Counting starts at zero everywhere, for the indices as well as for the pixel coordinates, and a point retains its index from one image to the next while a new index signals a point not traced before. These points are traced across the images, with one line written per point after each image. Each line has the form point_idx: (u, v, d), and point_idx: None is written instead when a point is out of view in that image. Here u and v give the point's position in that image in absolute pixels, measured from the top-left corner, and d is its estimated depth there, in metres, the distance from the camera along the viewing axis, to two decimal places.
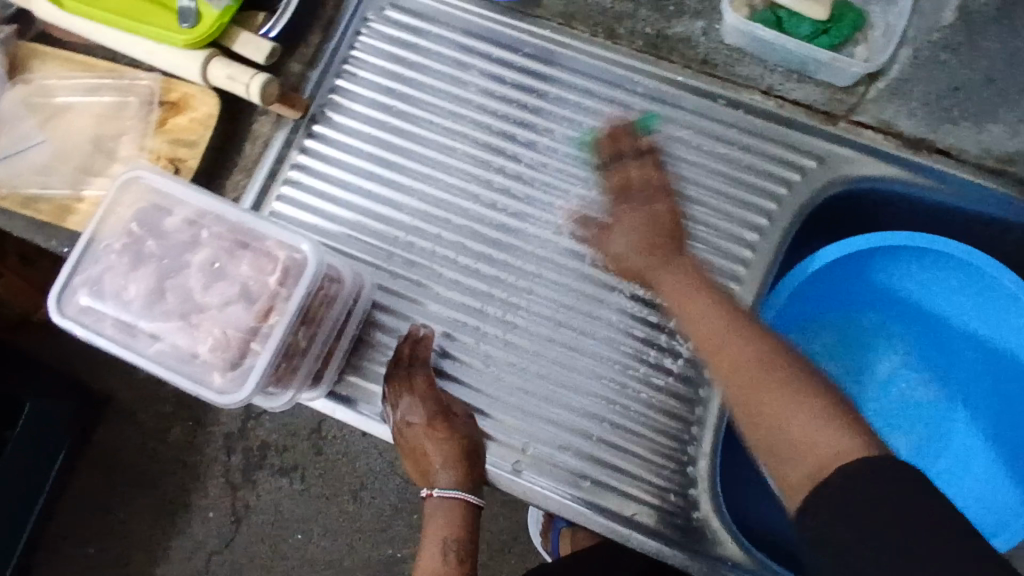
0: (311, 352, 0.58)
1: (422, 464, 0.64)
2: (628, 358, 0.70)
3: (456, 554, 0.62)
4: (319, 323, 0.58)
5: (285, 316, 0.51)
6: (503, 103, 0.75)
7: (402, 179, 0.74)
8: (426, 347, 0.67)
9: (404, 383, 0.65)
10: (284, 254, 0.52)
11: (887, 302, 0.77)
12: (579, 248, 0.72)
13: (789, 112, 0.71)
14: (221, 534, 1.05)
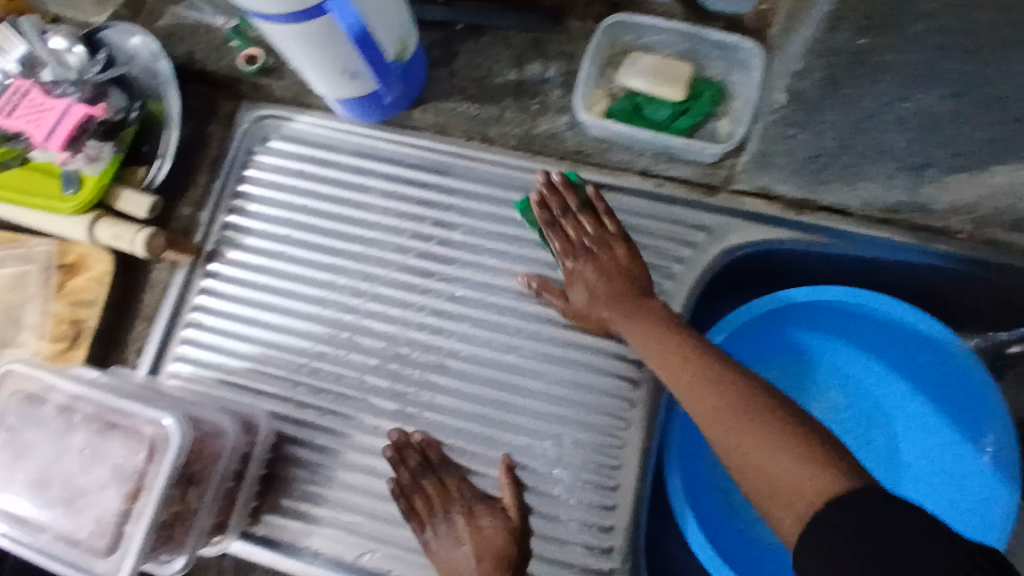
0: (205, 511, 0.59)
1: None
2: (544, 461, 0.69)
3: None
4: (207, 483, 0.59)
5: (153, 495, 0.52)
6: (394, 217, 0.75)
7: (301, 305, 0.74)
8: (433, 449, 0.68)
9: (419, 490, 0.66)
10: (151, 430, 0.53)
11: (808, 358, 0.78)
12: (484, 354, 0.72)
13: (669, 190, 0.71)
14: None
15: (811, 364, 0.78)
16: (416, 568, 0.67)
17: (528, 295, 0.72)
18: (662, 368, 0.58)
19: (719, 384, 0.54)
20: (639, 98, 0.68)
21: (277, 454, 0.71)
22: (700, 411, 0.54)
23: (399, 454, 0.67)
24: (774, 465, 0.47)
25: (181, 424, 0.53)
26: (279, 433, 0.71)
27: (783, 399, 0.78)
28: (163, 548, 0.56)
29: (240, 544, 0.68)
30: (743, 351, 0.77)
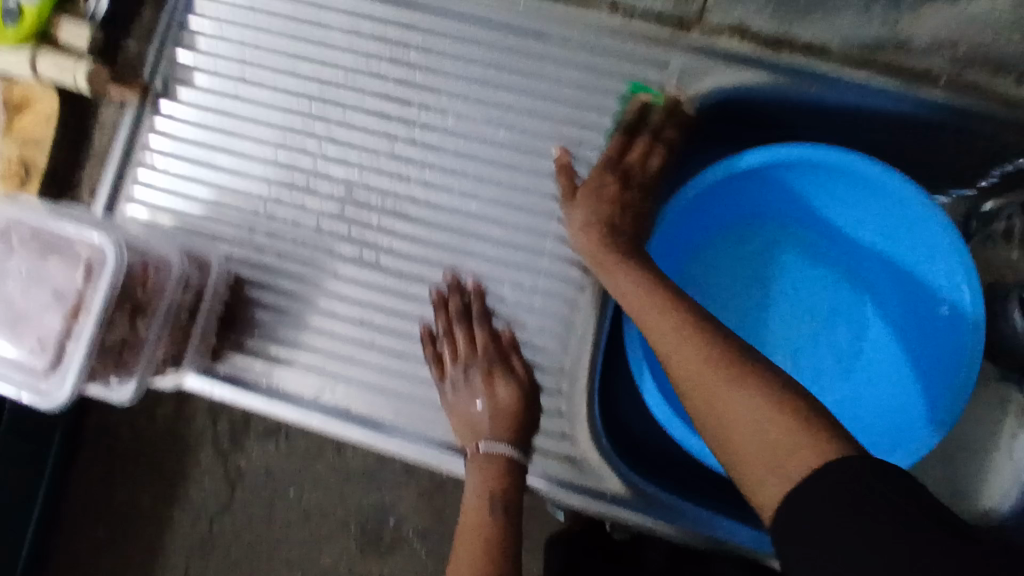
0: (155, 339, 0.61)
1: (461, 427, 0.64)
2: (502, 305, 0.69)
3: (500, 505, 0.58)
4: (153, 310, 0.60)
5: (92, 315, 0.53)
6: (349, 54, 0.71)
7: (254, 149, 0.72)
8: (472, 303, 0.67)
9: (450, 342, 0.66)
10: (86, 252, 0.54)
11: (747, 236, 0.77)
12: (440, 199, 0.70)
13: (639, 26, 0.67)
14: (220, 501, 0.99)
15: (757, 244, 0.77)
16: (373, 406, 0.69)
17: (489, 139, 0.70)
18: (620, 296, 0.59)
19: (689, 338, 0.53)
20: None
21: (235, 297, 0.71)
22: (647, 318, 0.56)
23: (444, 304, 0.67)
24: (756, 421, 0.47)
25: (114, 242, 0.53)
26: (235, 275, 0.70)
27: (727, 276, 0.76)
28: (113, 370, 0.59)
29: (195, 378, 0.70)
30: (706, 223, 0.75)
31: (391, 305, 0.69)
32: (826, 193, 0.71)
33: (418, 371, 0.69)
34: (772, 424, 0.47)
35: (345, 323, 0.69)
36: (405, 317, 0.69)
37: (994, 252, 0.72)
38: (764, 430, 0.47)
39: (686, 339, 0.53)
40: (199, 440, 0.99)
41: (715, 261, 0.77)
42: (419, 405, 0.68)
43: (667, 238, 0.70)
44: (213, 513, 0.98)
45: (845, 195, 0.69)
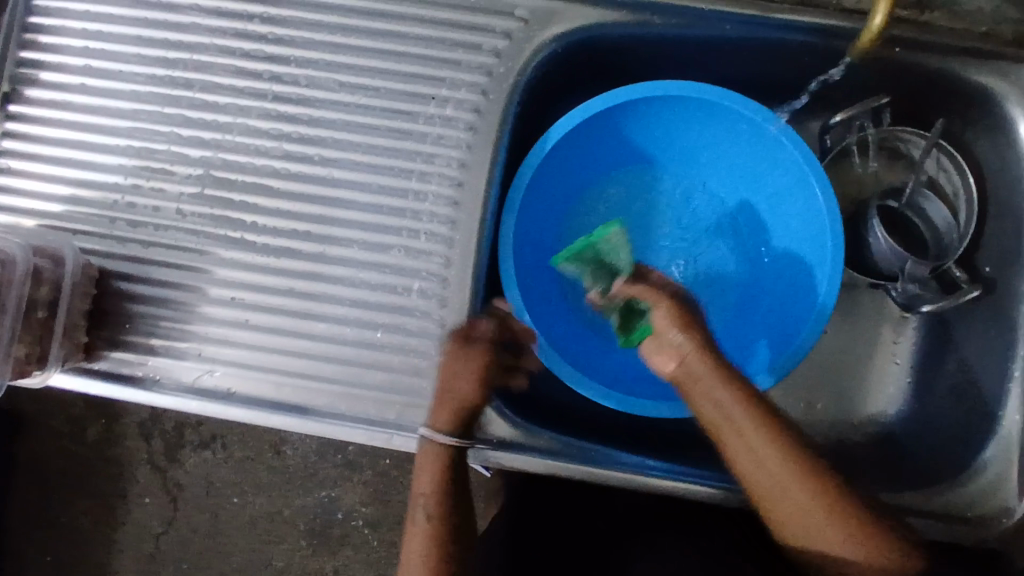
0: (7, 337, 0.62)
1: (449, 408, 0.63)
2: (378, 267, 0.68)
3: (433, 512, 0.63)
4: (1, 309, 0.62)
5: None
6: (196, 33, 0.70)
7: (108, 139, 0.70)
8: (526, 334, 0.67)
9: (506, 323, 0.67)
10: None
11: (624, 173, 0.77)
12: (301, 171, 0.69)
13: None
14: (161, 515, 1.02)
15: (626, 187, 0.77)
16: (252, 384, 0.67)
17: (344, 104, 0.70)
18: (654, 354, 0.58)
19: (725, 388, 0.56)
20: None
21: (103, 292, 0.69)
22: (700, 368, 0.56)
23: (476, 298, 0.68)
24: (771, 471, 0.55)
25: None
26: (99, 268, 0.69)
27: (595, 216, 0.77)
28: None
29: (61, 377, 0.68)
30: (584, 164, 0.75)
31: (263, 282, 0.69)
32: (689, 130, 0.73)
33: (295, 344, 0.68)
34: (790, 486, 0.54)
35: (220, 305, 0.68)
36: (277, 292, 0.68)
37: (853, 169, 0.75)
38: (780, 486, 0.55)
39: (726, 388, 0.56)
40: (133, 460, 1.01)
41: (601, 198, 0.77)
42: (301, 379, 0.67)
43: (534, 178, 0.70)
44: (157, 534, 1.02)
45: (711, 124, 0.72)
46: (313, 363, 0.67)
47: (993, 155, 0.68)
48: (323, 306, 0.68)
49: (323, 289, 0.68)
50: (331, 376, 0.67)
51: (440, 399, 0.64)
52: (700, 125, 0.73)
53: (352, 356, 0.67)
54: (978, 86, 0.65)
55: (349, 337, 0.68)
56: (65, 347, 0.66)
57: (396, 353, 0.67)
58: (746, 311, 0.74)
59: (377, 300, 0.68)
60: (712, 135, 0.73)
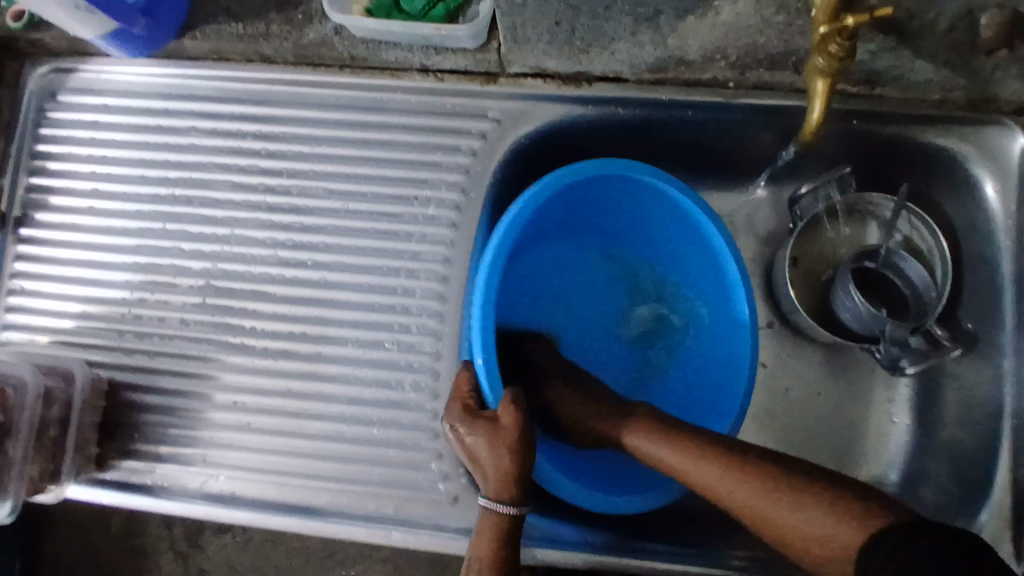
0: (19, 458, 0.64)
1: (508, 473, 0.60)
2: (369, 363, 0.71)
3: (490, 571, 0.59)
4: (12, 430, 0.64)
5: None
6: (192, 153, 0.75)
7: (114, 257, 0.75)
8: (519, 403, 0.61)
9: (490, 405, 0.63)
10: None
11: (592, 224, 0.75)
12: (295, 275, 0.73)
13: (451, 83, 0.72)
14: None
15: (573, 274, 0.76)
16: (255, 486, 0.69)
17: (333, 209, 0.73)
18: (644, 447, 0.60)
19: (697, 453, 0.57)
20: None
21: (113, 402, 0.72)
22: (666, 447, 0.58)
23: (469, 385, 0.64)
24: (756, 506, 0.53)
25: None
26: (108, 380, 0.72)
27: (544, 265, 0.75)
28: None
29: (75, 488, 0.70)
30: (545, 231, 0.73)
31: (262, 384, 0.71)
32: (654, 228, 0.74)
33: (294, 444, 0.70)
34: (782, 515, 0.52)
35: (223, 410, 0.71)
36: (275, 394, 0.71)
37: (824, 235, 0.77)
38: (776, 519, 0.52)
39: (688, 447, 0.57)
40: None
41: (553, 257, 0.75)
42: (301, 479, 0.69)
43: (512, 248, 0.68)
44: None
45: (664, 196, 0.69)
46: (311, 462, 0.69)
47: (963, 214, 0.70)
48: (319, 406, 0.70)
49: (319, 388, 0.71)
50: (330, 474, 0.69)
51: (492, 466, 0.60)
52: (656, 201, 0.70)
53: (349, 453, 0.69)
54: (940, 149, 0.68)
55: (345, 434, 0.70)
56: (77, 461, 0.69)
57: (392, 447, 0.69)
58: (669, 372, 0.75)
59: (371, 396, 0.70)
60: (663, 207, 0.71)
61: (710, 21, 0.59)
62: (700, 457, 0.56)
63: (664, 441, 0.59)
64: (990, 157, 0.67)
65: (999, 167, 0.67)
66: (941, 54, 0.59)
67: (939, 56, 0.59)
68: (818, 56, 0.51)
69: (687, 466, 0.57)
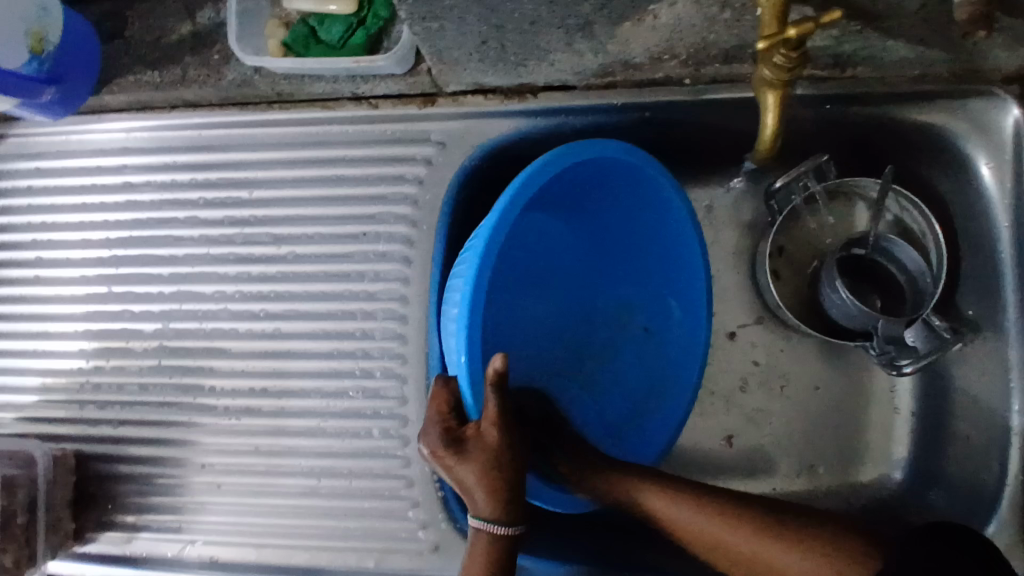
0: None
1: (500, 487, 0.55)
2: (335, 413, 0.68)
3: None
4: None
5: None
6: (129, 209, 0.72)
7: (65, 326, 0.72)
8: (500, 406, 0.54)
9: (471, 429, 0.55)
10: None
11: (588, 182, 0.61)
12: (250, 328, 0.70)
13: (388, 108, 0.67)
14: None
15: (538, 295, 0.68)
16: (235, 548, 0.68)
17: (281, 255, 0.69)
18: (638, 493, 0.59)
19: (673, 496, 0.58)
20: (312, 20, 0.62)
21: (84, 476, 0.71)
22: (650, 499, 0.58)
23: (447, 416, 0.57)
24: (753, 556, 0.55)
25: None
26: (76, 454, 0.71)
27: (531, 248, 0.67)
28: None
29: (57, 563, 0.70)
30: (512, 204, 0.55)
31: (231, 444, 0.69)
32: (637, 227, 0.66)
33: (270, 503, 0.68)
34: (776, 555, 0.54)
35: (194, 473, 0.69)
36: (244, 453, 0.69)
37: (807, 224, 0.71)
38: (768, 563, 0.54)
39: (678, 501, 0.57)
40: None
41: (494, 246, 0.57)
42: (280, 538, 0.67)
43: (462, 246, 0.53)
44: None
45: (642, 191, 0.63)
46: (288, 520, 0.68)
47: (956, 196, 0.63)
48: (289, 461, 0.68)
49: (288, 443, 0.68)
50: (307, 531, 0.67)
51: (483, 481, 0.54)
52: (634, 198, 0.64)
53: (326, 507, 0.67)
54: (926, 129, 0.61)
55: (319, 488, 0.68)
56: (52, 542, 0.67)
57: (368, 498, 0.67)
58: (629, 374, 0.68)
59: (340, 447, 0.68)
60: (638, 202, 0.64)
61: (649, 24, 0.53)
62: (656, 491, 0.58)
63: (653, 497, 0.58)
64: (981, 134, 0.59)
65: (993, 145, 0.59)
66: (913, 32, 0.52)
67: (912, 34, 0.52)
68: (764, 68, 0.45)
69: (716, 528, 0.56)
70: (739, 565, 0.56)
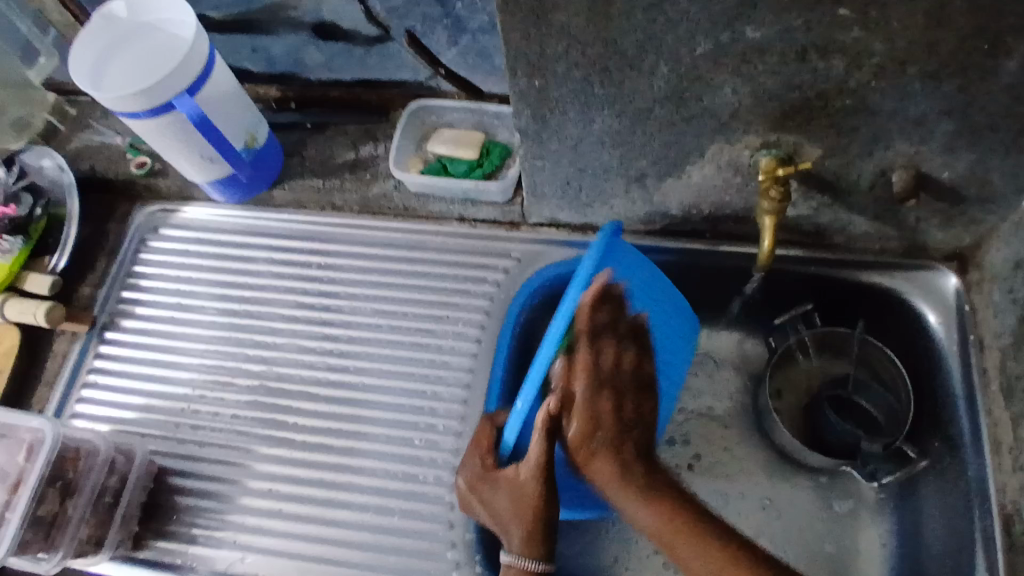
0: (74, 520, 0.70)
1: (533, 529, 0.65)
2: (396, 461, 0.79)
3: None
4: (77, 491, 0.71)
5: (28, 487, 0.66)
6: (262, 276, 0.90)
7: (181, 358, 0.86)
8: None
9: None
10: (29, 435, 0.68)
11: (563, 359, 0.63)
12: (338, 379, 0.84)
13: (483, 229, 0.89)
14: None
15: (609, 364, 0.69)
16: (281, 569, 0.74)
17: (377, 326, 0.86)
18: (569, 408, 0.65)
19: (603, 458, 0.66)
20: (445, 159, 0.86)
21: (160, 487, 0.79)
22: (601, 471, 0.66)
23: None
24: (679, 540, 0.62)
25: (50, 424, 0.67)
26: (159, 466, 0.80)
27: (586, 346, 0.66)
28: (41, 544, 0.67)
29: (108, 565, 0.75)
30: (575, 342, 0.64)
31: (296, 474, 0.79)
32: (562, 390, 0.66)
33: (320, 532, 0.76)
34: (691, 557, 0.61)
35: (257, 495, 0.78)
36: (306, 484, 0.78)
37: (799, 368, 0.86)
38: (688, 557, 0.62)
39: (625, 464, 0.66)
40: None
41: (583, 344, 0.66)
42: (325, 565, 0.74)
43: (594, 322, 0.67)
44: None
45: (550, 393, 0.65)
46: (333, 549, 0.75)
47: (913, 343, 0.81)
48: (347, 497, 0.77)
49: (348, 481, 0.78)
50: (351, 560, 0.74)
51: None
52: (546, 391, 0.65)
53: (371, 541, 0.75)
54: (890, 288, 0.81)
55: (368, 524, 0.76)
56: (120, 535, 0.75)
57: (410, 536, 0.75)
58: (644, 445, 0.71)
59: (394, 486, 0.77)
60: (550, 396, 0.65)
61: (685, 182, 0.76)
62: (603, 459, 0.66)
63: (592, 451, 0.66)
64: (929, 293, 0.80)
65: (939, 301, 0.79)
66: (869, 208, 0.74)
67: (869, 210, 0.75)
68: (762, 201, 0.70)
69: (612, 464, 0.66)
70: (674, 524, 0.63)
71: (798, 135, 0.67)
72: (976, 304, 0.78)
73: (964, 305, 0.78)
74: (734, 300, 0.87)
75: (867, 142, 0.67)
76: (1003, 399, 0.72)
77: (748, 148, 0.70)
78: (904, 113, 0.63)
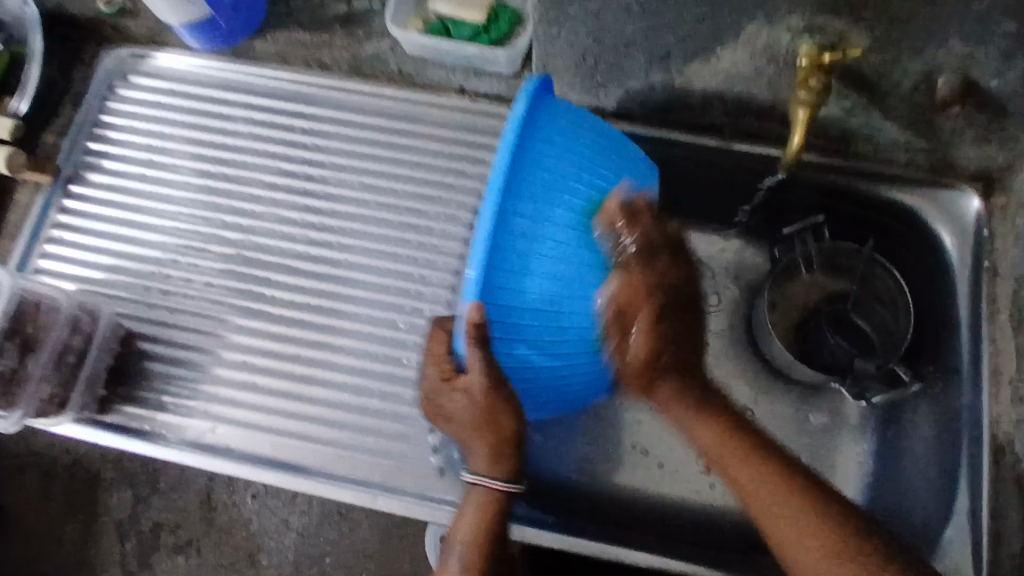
0: (35, 378, 0.68)
1: (498, 447, 0.57)
2: (380, 343, 0.75)
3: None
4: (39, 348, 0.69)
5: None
6: (239, 139, 0.83)
7: (151, 219, 0.80)
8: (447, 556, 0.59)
9: None
10: None
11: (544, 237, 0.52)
12: (319, 254, 0.79)
13: (484, 105, 0.81)
14: None
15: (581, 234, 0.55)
16: (251, 441, 0.72)
17: (364, 202, 0.80)
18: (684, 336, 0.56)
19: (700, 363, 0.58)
20: (448, 20, 0.77)
21: (130, 352, 0.76)
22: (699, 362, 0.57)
23: None
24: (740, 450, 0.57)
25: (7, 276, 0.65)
26: (126, 329, 0.76)
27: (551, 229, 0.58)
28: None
29: (72, 426, 0.73)
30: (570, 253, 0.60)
31: (273, 350, 0.75)
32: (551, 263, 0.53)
33: (296, 409, 0.73)
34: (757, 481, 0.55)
35: (232, 368, 0.75)
36: (283, 360, 0.75)
37: (796, 286, 0.81)
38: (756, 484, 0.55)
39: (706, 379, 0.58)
40: (105, 561, 0.96)
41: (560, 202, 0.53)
42: (300, 441, 0.72)
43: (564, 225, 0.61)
44: None
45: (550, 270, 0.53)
46: (308, 426, 0.73)
47: (923, 267, 0.77)
48: (324, 375, 0.74)
49: (326, 360, 0.75)
50: (327, 438, 0.72)
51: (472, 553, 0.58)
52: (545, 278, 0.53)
53: (347, 421, 0.73)
54: (905, 206, 0.77)
55: (344, 405, 0.73)
56: (84, 396, 0.72)
57: (387, 419, 0.73)
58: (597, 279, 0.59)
59: (374, 368, 0.74)
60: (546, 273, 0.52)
61: (712, 66, 0.69)
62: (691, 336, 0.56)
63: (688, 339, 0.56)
64: (948, 215, 0.76)
65: (957, 225, 0.75)
66: (905, 114, 0.69)
67: (904, 116, 0.69)
68: (800, 89, 0.63)
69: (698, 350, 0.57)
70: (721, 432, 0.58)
71: (848, 20, 0.60)
72: (996, 230, 0.73)
73: (982, 230, 0.74)
74: (742, 205, 0.82)
75: (920, 36, 0.60)
76: (1010, 329, 0.70)
77: (790, 31, 0.63)
78: (970, 4, 0.56)
